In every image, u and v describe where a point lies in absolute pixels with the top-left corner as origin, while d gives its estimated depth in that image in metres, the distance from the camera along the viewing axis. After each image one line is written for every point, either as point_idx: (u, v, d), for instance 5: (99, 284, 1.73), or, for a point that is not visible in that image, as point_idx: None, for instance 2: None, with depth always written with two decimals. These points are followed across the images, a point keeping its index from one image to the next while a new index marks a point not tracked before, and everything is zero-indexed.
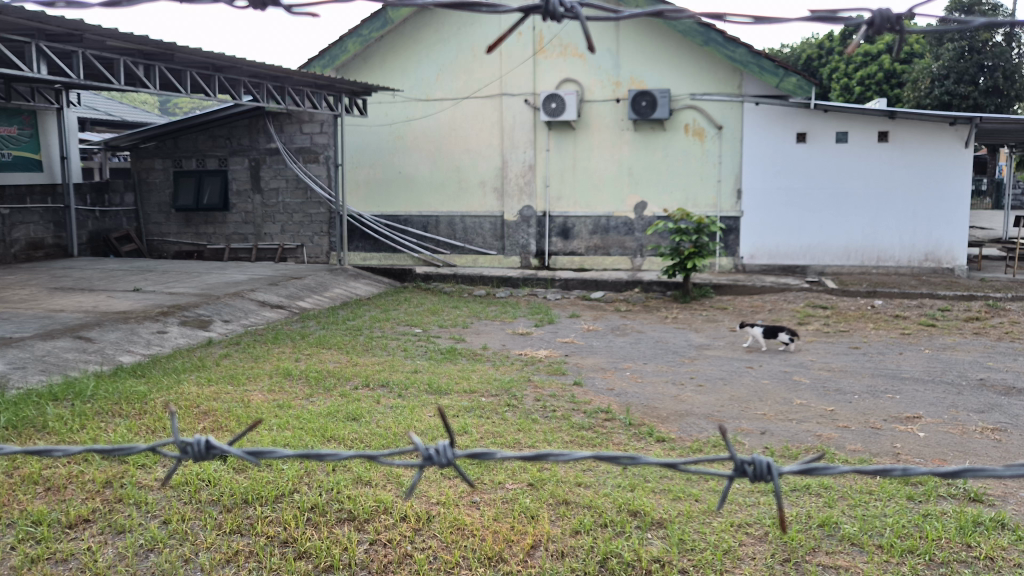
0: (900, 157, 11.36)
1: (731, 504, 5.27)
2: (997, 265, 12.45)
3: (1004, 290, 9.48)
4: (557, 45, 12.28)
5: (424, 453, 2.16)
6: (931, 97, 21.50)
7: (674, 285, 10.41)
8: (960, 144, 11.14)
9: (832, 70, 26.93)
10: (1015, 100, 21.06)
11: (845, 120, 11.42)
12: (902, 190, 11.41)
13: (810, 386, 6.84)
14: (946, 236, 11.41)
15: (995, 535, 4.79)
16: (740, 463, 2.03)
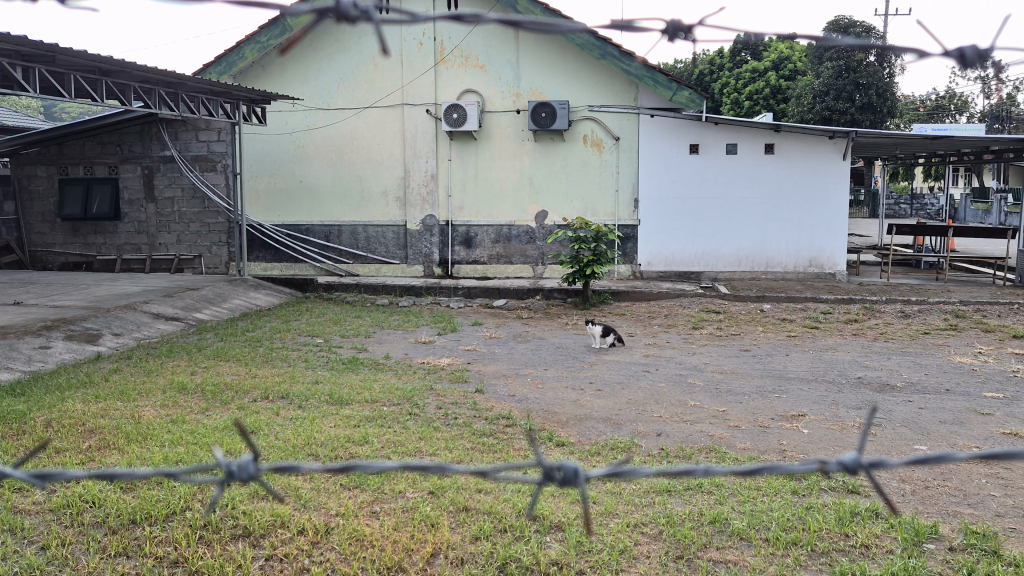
0: (785, 168, 11.94)
1: (628, 504, 5.43)
2: (873, 270, 13.29)
3: (880, 294, 10.07)
4: (458, 56, 12.38)
5: (224, 470, 2.09)
6: (813, 112, 22.76)
7: (574, 292, 10.62)
8: (839, 156, 11.82)
9: (723, 85, 28.16)
10: (888, 117, 22.30)
11: (734, 132, 11.92)
12: (787, 199, 12.00)
13: (703, 388, 7.10)
14: (828, 242, 12.08)
15: (870, 524, 5.10)
16: (548, 468, 2.09)
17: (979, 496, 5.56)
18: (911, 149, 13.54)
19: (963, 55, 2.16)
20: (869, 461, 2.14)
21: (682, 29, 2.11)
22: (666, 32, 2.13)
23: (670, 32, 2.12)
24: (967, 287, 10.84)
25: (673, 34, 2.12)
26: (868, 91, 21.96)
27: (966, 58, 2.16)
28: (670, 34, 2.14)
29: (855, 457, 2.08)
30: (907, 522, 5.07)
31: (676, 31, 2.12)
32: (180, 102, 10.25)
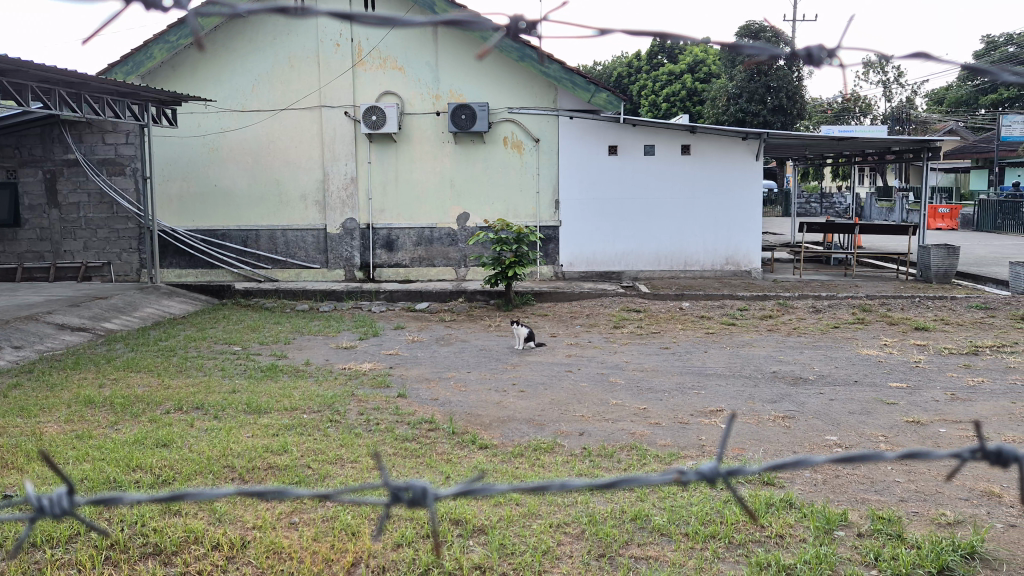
0: (702, 168, 12.23)
1: (551, 505, 5.44)
2: (786, 267, 13.72)
3: (793, 290, 10.38)
4: (376, 58, 12.26)
5: (32, 504, 1.95)
6: (728, 113, 23.44)
7: (496, 294, 10.63)
8: (752, 156, 12.18)
9: (641, 87, 28.65)
10: (797, 118, 23.30)
11: (651, 134, 12.14)
12: (704, 199, 12.29)
13: (624, 387, 7.19)
14: (743, 240, 12.42)
15: (784, 514, 5.24)
16: (395, 489, 1.97)
17: (885, 483, 5.78)
18: (820, 150, 14.05)
19: (809, 52, 2.30)
20: (728, 469, 2.15)
21: (524, 22, 1.95)
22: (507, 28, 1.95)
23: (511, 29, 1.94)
24: (874, 282, 11.28)
25: (515, 29, 1.96)
26: (779, 94, 22.83)
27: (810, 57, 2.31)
28: (514, 29, 1.97)
29: (712, 467, 2.09)
30: (819, 511, 5.22)
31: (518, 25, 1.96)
32: (84, 103, 9.81)
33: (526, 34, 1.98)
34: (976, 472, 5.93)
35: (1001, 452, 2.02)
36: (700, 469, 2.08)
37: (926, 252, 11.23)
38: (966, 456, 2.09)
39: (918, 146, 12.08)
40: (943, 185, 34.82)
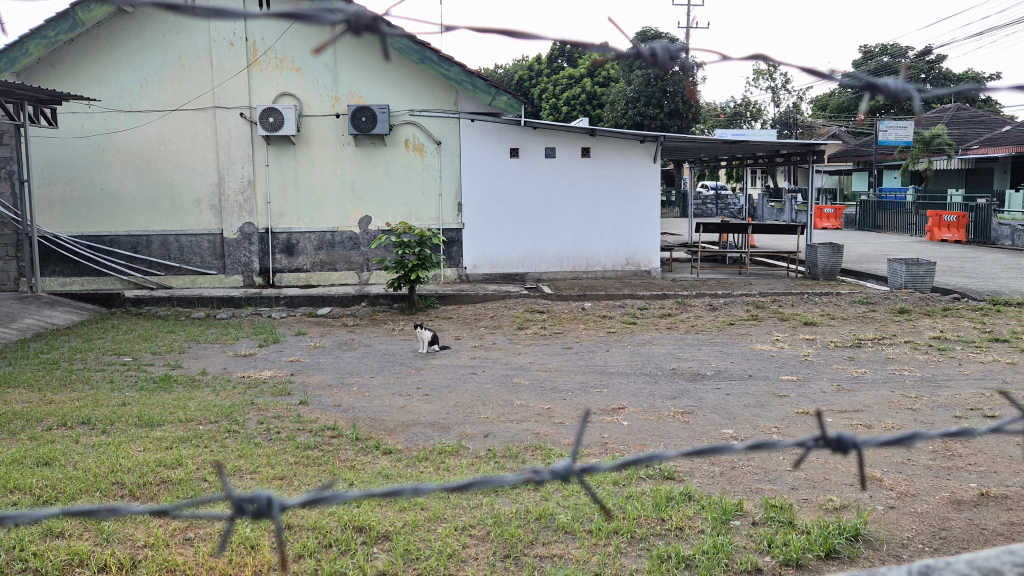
0: (601, 171, 12.53)
1: (456, 508, 5.42)
2: (684, 266, 14.14)
3: (690, 289, 10.70)
4: (272, 58, 11.95)
5: None
6: (626, 117, 24.09)
7: (400, 298, 10.52)
8: (649, 159, 12.59)
9: (542, 90, 29.06)
10: (693, 121, 23.85)
11: (552, 137, 12.31)
12: (604, 200, 12.59)
13: (528, 387, 7.24)
14: (642, 241, 12.82)
15: (683, 506, 5.39)
16: (237, 501, 1.85)
17: (777, 473, 6.02)
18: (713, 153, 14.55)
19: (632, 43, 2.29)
20: (581, 465, 2.15)
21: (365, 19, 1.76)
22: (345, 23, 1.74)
23: (351, 24, 1.74)
24: (767, 279, 11.75)
25: (357, 24, 1.76)
26: (674, 98, 23.42)
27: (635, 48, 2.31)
28: (351, 25, 1.76)
29: (566, 465, 2.10)
30: (716, 502, 5.39)
31: (359, 22, 1.77)
32: None
33: (369, 31, 1.79)
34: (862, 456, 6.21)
35: (841, 439, 2.15)
36: (554, 468, 2.08)
37: (813, 250, 11.78)
38: (809, 445, 2.20)
39: (804, 150, 12.60)
40: (827, 185, 36.72)
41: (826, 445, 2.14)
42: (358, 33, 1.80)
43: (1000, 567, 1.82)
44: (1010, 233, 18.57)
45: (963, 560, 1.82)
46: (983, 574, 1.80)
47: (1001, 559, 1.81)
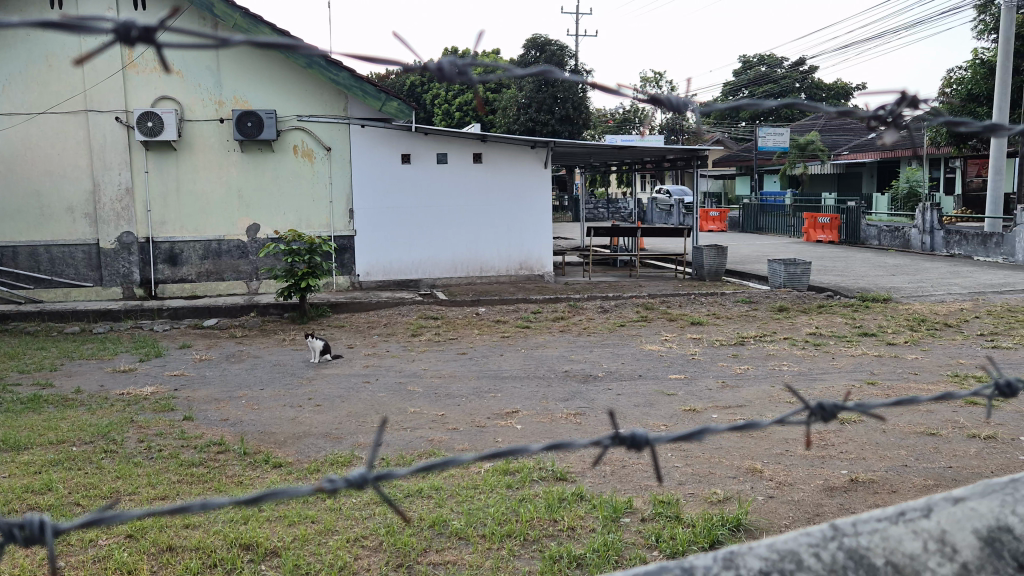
0: (492, 176, 12.68)
1: (347, 519, 5.32)
2: (576, 270, 14.42)
3: (582, 292, 10.90)
4: (149, 60, 11.52)
5: None
6: (518, 122, 24.44)
7: (290, 307, 10.30)
8: (541, 164, 12.85)
9: (434, 96, 29.10)
10: (584, 127, 24.63)
11: (443, 142, 12.36)
12: (496, 205, 12.78)
13: (422, 394, 7.19)
14: (535, 247, 13.12)
15: (575, 506, 5.47)
16: (4, 525, 1.67)
17: (666, 469, 6.10)
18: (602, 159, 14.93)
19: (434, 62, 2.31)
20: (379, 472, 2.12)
21: (136, 27, 1.48)
22: (114, 32, 1.47)
23: (120, 36, 1.48)
24: (655, 281, 12.08)
25: (127, 36, 1.49)
26: (566, 104, 24.02)
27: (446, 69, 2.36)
28: (122, 37, 1.50)
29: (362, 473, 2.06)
30: (607, 501, 5.49)
31: (130, 32, 1.49)
32: None
33: (142, 44, 1.51)
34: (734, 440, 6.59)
35: (635, 437, 2.22)
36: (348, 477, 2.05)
37: (699, 253, 12.21)
38: (604, 443, 2.21)
39: (688, 155, 13.12)
40: (715, 189, 38.08)
41: (621, 444, 2.19)
42: (129, 45, 1.52)
43: (797, 550, 1.56)
44: (878, 233, 19.72)
45: (763, 544, 1.55)
46: (781, 558, 1.53)
47: (798, 541, 1.55)
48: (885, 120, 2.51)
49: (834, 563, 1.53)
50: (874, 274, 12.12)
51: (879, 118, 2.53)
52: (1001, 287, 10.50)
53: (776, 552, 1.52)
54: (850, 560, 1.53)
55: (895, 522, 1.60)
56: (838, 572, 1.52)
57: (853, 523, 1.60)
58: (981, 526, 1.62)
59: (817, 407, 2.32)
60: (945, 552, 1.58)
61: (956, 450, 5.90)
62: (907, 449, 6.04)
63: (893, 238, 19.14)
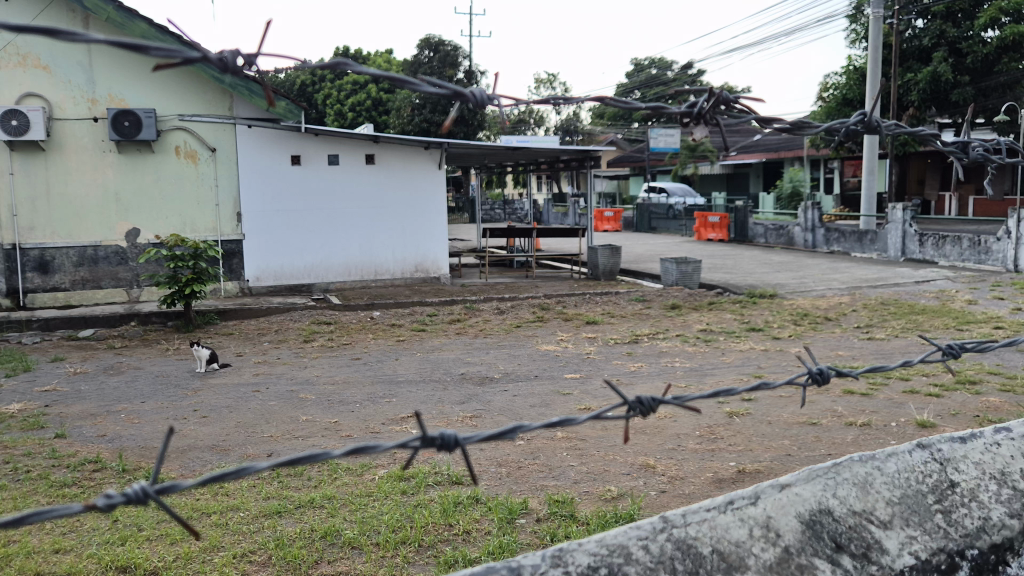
0: (385, 178, 12.79)
1: (234, 534, 5.07)
2: (472, 272, 14.46)
3: (478, 293, 10.89)
4: (12, 54, 10.67)
5: None
6: (412, 123, 24.25)
7: (174, 315, 9.86)
8: (435, 165, 13.07)
9: (325, 95, 28.43)
10: (478, 127, 24.50)
11: (335, 143, 12.34)
12: (390, 206, 12.90)
13: (315, 401, 6.99)
14: (431, 248, 13.28)
15: (471, 510, 5.41)
16: None
17: (561, 468, 6.10)
18: (497, 159, 14.98)
19: (223, 59, 1.93)
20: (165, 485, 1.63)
21: None
22: None
23: None
24: (550, 281, 12.16)
25: None
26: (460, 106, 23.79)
27: (227, 61, 1.93)
28: None
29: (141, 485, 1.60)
30: (502, 503, 5.46)
31: None
32: None
33: None
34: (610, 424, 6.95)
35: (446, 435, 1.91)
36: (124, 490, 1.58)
37: (594, 252, 12.37)
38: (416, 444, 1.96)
39: (581, 156, 13.34)
40: (612, 189, 38.81)
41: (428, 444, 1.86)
42: None
43: (626, 543, 1.58)
44: (764, 231, 20.49)
45: (593, 539, 1.55)
46: (610, 553, 1.54)
47: (627, 534, 1.57)
48: (702, 117, 3.00)
49: (662, 553, 1.54)
50: (760, 271, 12.58)
51: (699, 115, 3.01)
52: (875, 282, 11.08)
53: (604, 547, 1.53)
54: (678, 550, 1.55)
55: (723, 510, 1.64)
56: (666, 563, 1.52)
57: (683, 515, 1.63)
58: (804, 510, 1.67)
59: (633, 401, 2.10)
60: (769, 538, 1.61)
61: (836, 438, 6.12)
62: (790, 439, 6.24)
63: (778, 236, 19.96)
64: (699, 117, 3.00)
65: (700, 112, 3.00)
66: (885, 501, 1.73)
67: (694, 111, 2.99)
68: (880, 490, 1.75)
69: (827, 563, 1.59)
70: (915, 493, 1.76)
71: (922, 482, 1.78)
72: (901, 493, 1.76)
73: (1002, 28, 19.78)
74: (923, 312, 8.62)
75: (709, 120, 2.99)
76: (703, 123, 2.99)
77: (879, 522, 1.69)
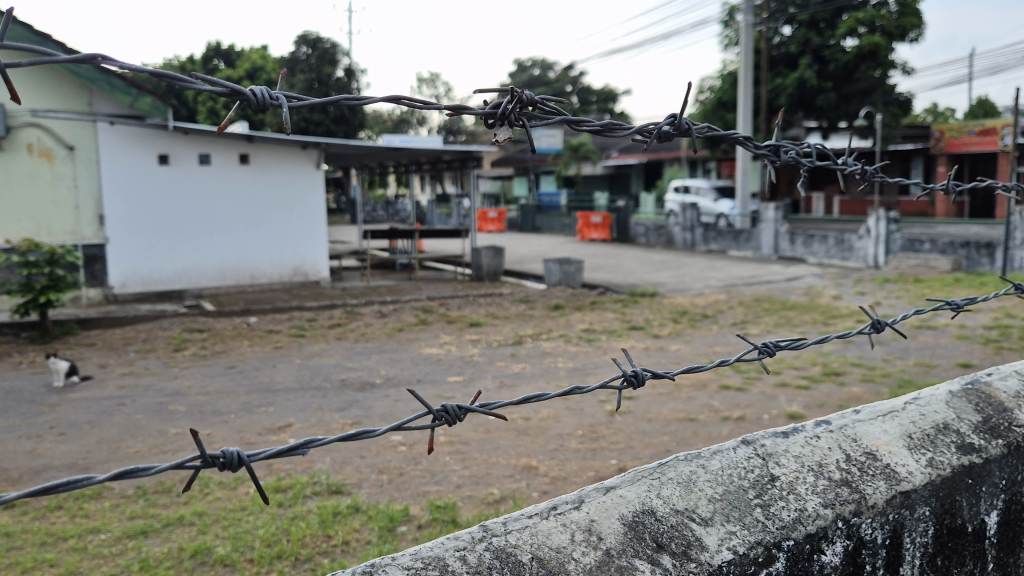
0: (260, 178, 12.54)
1: (94, 559, 4.69)
2: (353, 275, 14.24)
3: (360, 297, 10.69)
4: None
5: None
6: (290, 122, 23.65)
7: (29, 325, 9.16)
8: (313, 166, 12.98)
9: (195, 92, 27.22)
10: (359, 128, 24.73)
11: (205, 142, 11.96)
12: (267, 208, 12.66)
13: (185, 413, 6.61)
14: (310, 251, 13.14)
15: (350, 520, 5.21)
16: None
17: (444, 473, 6.00)
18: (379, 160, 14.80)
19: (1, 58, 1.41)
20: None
21: None
22: None
23: None
24: (434, 283, 12.06)
25: None
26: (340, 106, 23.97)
27: None
28: None
29: None
30: (383, 511, 5.29)
31: None
32: None
33: None
34: (490, 425, 6.93)
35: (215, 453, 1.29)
36: None
37: (477, 254, 12.36)
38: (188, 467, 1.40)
39: (463, 157, 13.32)
40: (499, 191, 39.08)
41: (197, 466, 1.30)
42: None
43: (445, 555, 1.54)
44: (645, 231, 21.07)
45: (407, 552, 1.52)
46: (425, 566, 1.50)
47: (444, 546, 1.54)
48: (504, 118, 1.67)
49: (480, 563, 1.51)
50: (641, 270, 12.88)
51: (493, 117, 1.68)
52: (749, 279, 11.52)
53: (419, 560, 1.49)
54: (496, 559, 1.52)
55: (546, 516, 1.65)
56: (482, 571, 1.49)
57: (504, 524, 1.62)
58: (627, 512, 1.69)
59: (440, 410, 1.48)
60: (592, 541, 1.61)
61: (712, 433, 6.28)
62: (669, 435, 6.34)
63: (658, 236, 20.57)
64: (498, 118, 1.67)
65: (496, 111, 1.67)
66: (706, 498, 1.78)
67: (490, 111, 1.66)
68: (703, 488, 1.81)
69: (647, 564, 1.60)
70: (737, 489, 1.83)
71: (744, 478, 1.86)
72: (723, 489, 1.82)
73: (859, 37, 21.02)
74: (793, 308, 9.01)
75: (514, 128, 1.69)
76: (506, 130, 1.68)
77: (700, 519, 1.72)
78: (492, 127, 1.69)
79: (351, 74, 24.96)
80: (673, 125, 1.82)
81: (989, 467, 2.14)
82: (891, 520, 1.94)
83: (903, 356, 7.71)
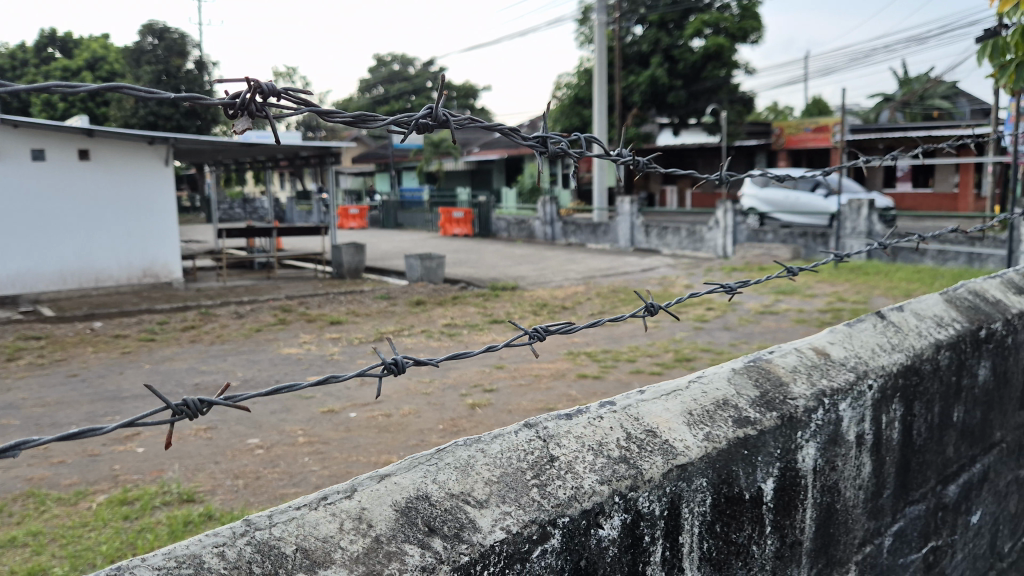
0: (102, 175, 11.93)
1: None
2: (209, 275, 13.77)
3: (216, 298, 10.33)
4: None
5: None
6: (137, 116, 22.47)
7: None
8: (162, 162, 12.53)
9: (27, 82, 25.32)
10: (212, 122, 23.93)
11: (39, 137, 11.27)
12: (112, 207, 12.09)
13: (19, 427, 6.17)
14: (160, 252, 12.65)
15: (201, 529, 5.02)
16: None
17: (302, 474, 5.90)
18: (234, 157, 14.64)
19: None
20: None
21: None
22: None
23: None
24: (293, 282, 11.79)
25: None
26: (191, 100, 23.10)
27: None
28: None
29: None
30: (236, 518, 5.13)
31: None
32: None
33: None
34: (350, 423, 6.86)
35: None
36: None
37: (339, 252, 12.22)
38: None
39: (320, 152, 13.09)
40: (363, 188, 38.63)
41: None
42: None
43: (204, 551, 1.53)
44: (506, 226, 21.48)
45: (162, 552, 1.49)
46: (181, 563, 1.48)
47: (202, 543, 1.52)
48: (244, 109, 1.61)
49: (239, 557, 1.51)
50: (503, 264, 13.07)
51: (234, 106, 1.61)
52: (607, 271, 11.91)
53: (173, 558, 1.47)
54: (257, 553, 1.53)
55: (314, 507, 1.67)
56: (241, 566, 1.49)
57: (269, 518, 1.62)
58: (400, 498, 1.73)
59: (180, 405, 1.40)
60: (360, 529, 1.64)
61: None
62: None
63: (520, 230, 20.95)
64: (239, 108, 1.61)
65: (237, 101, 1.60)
66: (482, 481, 1.85)
67: (229, 101, 1.59)
68: (480, 471, 1.87)
69: (416, 548, 1.64)
70: (514, 470, 1.90)
71: (522, 460, 1.94)
72: (500, 472, 1.89)
73: (706, 39, 22.03)
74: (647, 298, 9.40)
75: (255, 118, 1.63)
76: (246, 120, 1.62)
77: (475, 501, 1.78)
78: (233, 116, 1.63)
79: (203, 67, 24.05)
80: (430, 116, 1.82)
81: (764, 438, 2.30)
82: (667, 492, 2.05)
83: (747, 340, 8.19)
